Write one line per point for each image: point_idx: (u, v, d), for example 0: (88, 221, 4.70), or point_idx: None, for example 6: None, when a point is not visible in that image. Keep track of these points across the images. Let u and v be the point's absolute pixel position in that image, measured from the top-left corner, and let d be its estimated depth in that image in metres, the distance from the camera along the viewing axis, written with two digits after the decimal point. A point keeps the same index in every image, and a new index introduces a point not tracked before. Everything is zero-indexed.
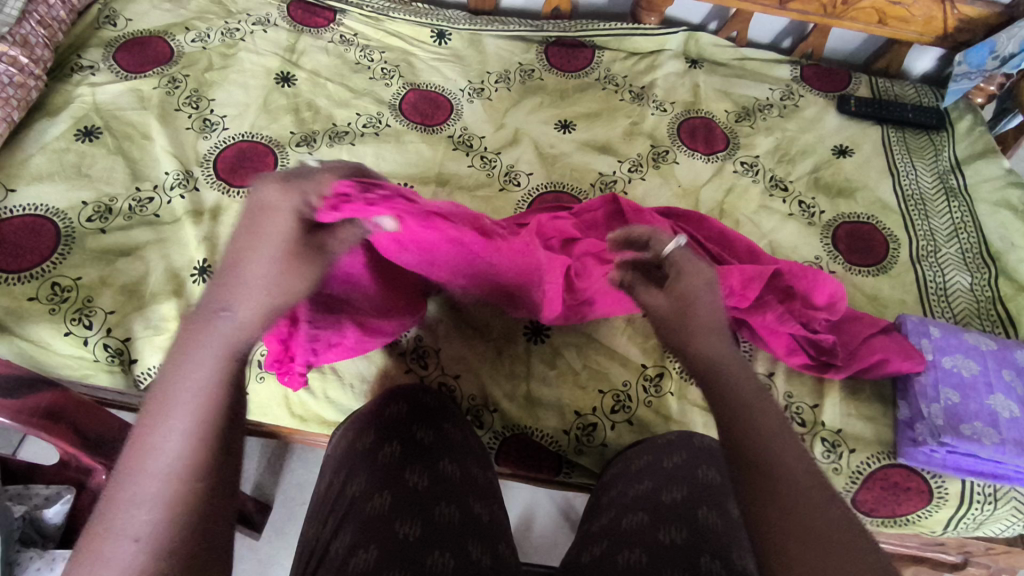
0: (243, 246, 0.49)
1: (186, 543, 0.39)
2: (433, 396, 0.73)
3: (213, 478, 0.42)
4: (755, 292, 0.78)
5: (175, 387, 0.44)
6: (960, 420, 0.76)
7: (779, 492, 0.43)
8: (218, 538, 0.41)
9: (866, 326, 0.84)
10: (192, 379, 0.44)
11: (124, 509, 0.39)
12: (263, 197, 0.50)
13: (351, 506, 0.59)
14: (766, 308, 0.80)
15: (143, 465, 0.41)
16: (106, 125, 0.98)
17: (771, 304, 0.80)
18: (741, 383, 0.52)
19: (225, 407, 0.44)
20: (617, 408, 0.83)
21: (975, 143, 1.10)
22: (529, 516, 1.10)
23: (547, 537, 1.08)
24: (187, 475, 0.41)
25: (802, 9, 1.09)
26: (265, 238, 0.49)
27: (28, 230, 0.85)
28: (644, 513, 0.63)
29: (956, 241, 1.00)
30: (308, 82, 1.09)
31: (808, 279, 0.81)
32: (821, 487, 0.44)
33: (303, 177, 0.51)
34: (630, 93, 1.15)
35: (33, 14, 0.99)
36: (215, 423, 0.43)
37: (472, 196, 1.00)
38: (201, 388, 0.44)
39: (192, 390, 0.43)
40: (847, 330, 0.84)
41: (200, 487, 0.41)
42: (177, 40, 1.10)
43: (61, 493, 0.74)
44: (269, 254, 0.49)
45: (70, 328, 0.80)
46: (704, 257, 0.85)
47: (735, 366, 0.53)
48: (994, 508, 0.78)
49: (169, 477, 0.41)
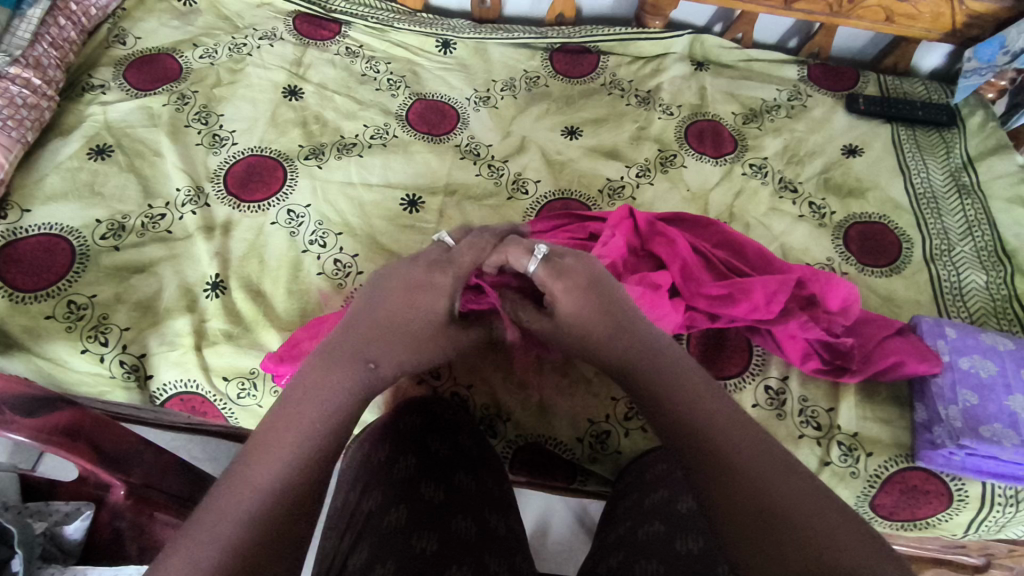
0: (388, 311, 0.65)
1: (271, 541, 0.44)
2: (447, 408, 0.74)
3: (296, 498, 0.47)
4: (780, 303, 0.79)
5: (284, 422, 0.50)
6: (979, 422, 0.75)
7: (717, 449, 0.49)
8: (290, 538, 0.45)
9: (881, 328, 0.83)
10: (305, 415, 0.51)
11: (221, 517, 0.44)
12: (415, 277, 0.68)
13: (368, 521, 0.59)
14: (789, 316, 0.81)
15: (243, 478, 0.46)
16: (118, 143, 0.99)
17: (794, 312, 0.81)
18: (678, 377, 0.57)
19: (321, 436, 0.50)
20: (630, 415, 0.82)
21: (987, 139, 1.08)
22: (544, 523, 1.10)
23: (562, 544, 1.08)
24: (282, 490, 0.46)
25: (808, 9, 1.09)
26: (410, 305, 0.66)
27: (45, 249, 0.87)
28: (660, 523, 0.63)
29: (970, 239, 0.99)
30: (315, 95, 1.10)
31: (823, 282, 0.82)
32: (750, 433, 0.50)
33: (450, 258, 0.71)
34: (636, 98, 1.15)
35: (45, 36, 1.00)
36: (311, 447, 0.49)
37: (480, 205, 1.00)
38: (310, 420, 0.51)
39: (301, 425, 0.50)
40: (862, 333, 0.84)
41: (289, 504, 0.46)
42: (186, 57, 1.11)
43: (81, 509, 0.75)
44: (401, 315, 0.66)
45: (87, 345, 0.81)
46: (720, 269, 0.85)
47: (662, 365, 0.59)
48: (1016, 510, 0.77)
49: (267, 491, 0.46)
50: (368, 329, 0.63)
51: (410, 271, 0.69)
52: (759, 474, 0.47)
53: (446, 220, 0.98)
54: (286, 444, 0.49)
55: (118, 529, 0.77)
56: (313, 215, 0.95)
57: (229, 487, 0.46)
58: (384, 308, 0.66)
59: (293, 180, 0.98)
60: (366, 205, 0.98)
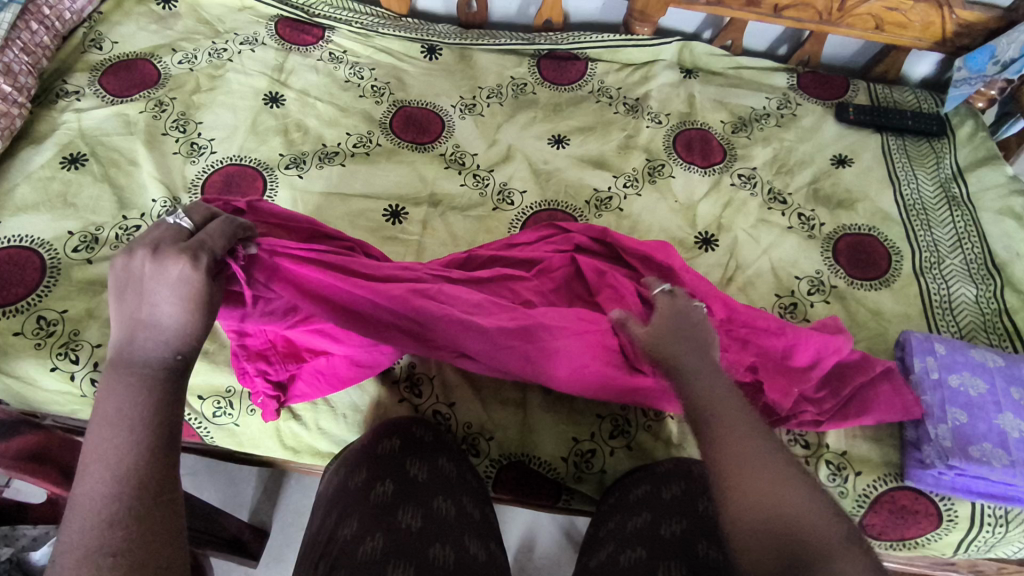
0: (144, 297, 0.50)
1: (137, 545, 0.40)
2: (427, 430, 0.72)
3: (149, 495, 0.42)
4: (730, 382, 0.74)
5: (109, 429, 0.44)
6: (968, 442, 0.74)
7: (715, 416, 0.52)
8: (163, 533, 0.41)
9: (861, 374, 0.78)
10: (128, 417, 0.45)
11: (75, 536, 0.40)
12: (142, 264, 0.51)
13: (342, 550, 0.56)
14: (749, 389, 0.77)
15: (83, 499, 0.42)
16: (92, 151, 0.96)
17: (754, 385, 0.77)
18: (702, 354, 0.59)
19: (163, 430, 0.45)
20: (616, 433, 0.81)
21: (977, 150, 1.07)
22: (531, 538, 1.08)
23: (549, 559, 1.06)
24: (125, 498, 0.42)
25: (797, 17, 1.08)
26: (156, 288, 0.50)
27: (14, 263, 0.84)
28: (643, 549, 0.61)
29: (960, 252, 0.98)
30: (297, 102, 1.08)
31: (789, 336, 0.77)
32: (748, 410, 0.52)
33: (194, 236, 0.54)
34: (624, 106, 1.13)
35: (16, 41, 0.97)
36: (151, 446, 0.44)
37: (465, 216, 0.98)
38: (139, 417, 0.45)
39: (127, 426, 0.45)
40: (842, 378, 0.79)
41: (142, 504, 0.42)
42: (164, 62, 1.09)
43: (50, 532, 0.73)
44: (161, 292, 0.50)
45: (57, 362, 0.78)
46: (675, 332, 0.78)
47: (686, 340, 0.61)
48: (1006, 529, 0.76)
49: (109, 502, 0.41)
50: (134, 306, 0.50)
51: (134, 255, 0.51)
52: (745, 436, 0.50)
53: (430, 231, 0.96)
54: (113, 444, 0.44)
55: None
56: None
57: (74, 514, 0.41)
58: (144, 294, 0.50)
59: (273, 191, 0.96)
60: (348, 215, 0.96)
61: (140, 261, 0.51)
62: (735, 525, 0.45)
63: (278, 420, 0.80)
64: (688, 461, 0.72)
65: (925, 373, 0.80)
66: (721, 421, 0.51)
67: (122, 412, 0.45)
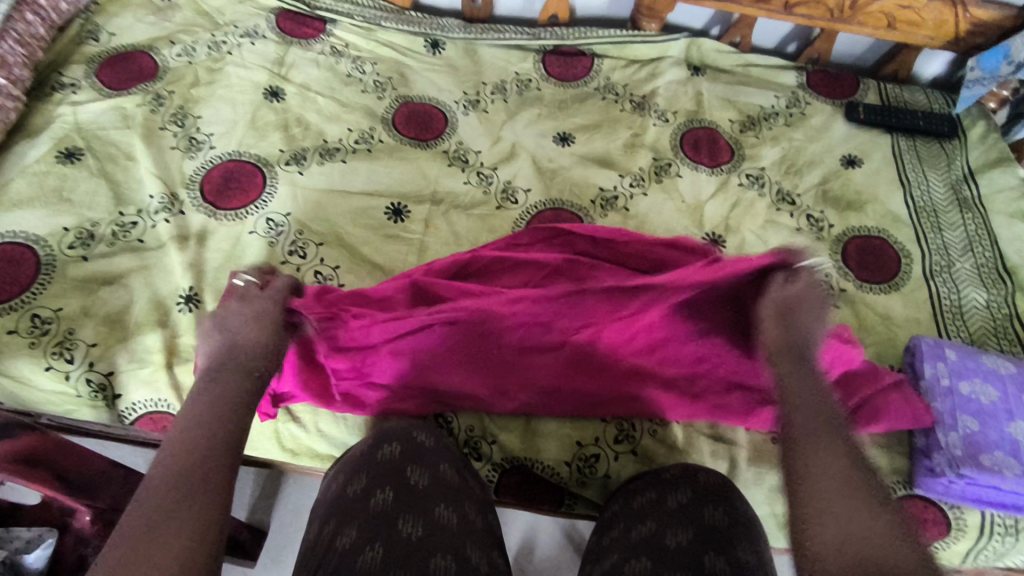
0: (228, 329, 0.64)
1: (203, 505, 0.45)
2: (429, 434, 0.70)
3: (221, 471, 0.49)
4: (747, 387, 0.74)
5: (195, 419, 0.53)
6: (980, 450, 0.72)
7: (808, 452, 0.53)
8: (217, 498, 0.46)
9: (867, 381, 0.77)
10: (210, 414, 0.53)
11: (152, 493, 0.45)
12: (229, 308, 0.67)
13: (341, 561, 0.54)
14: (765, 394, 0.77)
15: (161, 466, 0.48)
16: (88, 145, 0.94)
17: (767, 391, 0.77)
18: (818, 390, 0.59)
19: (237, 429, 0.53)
20: (620, 437, 0.80)
21: (989, 151, 1.06)
22: (531, 540, 1.07)
23: (549, 561, 1.05)
24: (199, 468, 0.48)
25: (809, 13, 1.06)
26: (240, 325, 0.65)
27: (7, 259, 0.82)
28: (648, 560, 0.59)
29: (970, 256, 0.96)
30: (298, 97, 1.06)
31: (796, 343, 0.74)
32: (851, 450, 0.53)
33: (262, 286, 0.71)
34: (630, 103, 1.11)
35: (10, 32, 0.95)
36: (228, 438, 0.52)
37: (468, 215, 0.96)
38: (219, 416, 0.53)
39: (209, 419, 0.53)
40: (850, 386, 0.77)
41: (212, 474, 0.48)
42: (162, 55, 1.07)
43: (43, 536, 0.70)
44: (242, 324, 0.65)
45: (51, 362, 0.76)
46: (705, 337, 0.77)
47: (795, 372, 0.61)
48: (1016, 538, 0.76)
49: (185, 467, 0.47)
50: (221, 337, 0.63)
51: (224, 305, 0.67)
52: (833, 481, 0.50)
53: (432, 230, 0.94)
54: (198, 430, 0.51)
55: (83, 556, 0.72)
56: (294, 224, 0.91)
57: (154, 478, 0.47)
58: (230, 328, 0.64)
59: (273, 187, 0.94)
60: (349, 213, 0.94)
61: (227, 308, 0.67)
62: (818, 559, 0.46)
63: (277, 421, 0.78)
64: (694, 467, 0.70)
65: (935, 379, 0.78)
66: (816, 458, 0.52)
67: (205, 415, 0.53)
